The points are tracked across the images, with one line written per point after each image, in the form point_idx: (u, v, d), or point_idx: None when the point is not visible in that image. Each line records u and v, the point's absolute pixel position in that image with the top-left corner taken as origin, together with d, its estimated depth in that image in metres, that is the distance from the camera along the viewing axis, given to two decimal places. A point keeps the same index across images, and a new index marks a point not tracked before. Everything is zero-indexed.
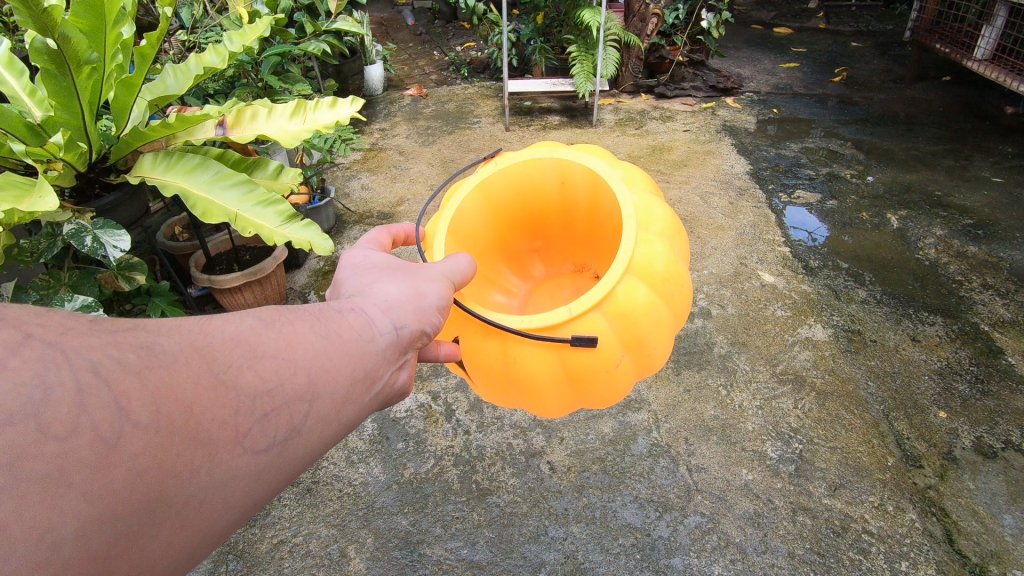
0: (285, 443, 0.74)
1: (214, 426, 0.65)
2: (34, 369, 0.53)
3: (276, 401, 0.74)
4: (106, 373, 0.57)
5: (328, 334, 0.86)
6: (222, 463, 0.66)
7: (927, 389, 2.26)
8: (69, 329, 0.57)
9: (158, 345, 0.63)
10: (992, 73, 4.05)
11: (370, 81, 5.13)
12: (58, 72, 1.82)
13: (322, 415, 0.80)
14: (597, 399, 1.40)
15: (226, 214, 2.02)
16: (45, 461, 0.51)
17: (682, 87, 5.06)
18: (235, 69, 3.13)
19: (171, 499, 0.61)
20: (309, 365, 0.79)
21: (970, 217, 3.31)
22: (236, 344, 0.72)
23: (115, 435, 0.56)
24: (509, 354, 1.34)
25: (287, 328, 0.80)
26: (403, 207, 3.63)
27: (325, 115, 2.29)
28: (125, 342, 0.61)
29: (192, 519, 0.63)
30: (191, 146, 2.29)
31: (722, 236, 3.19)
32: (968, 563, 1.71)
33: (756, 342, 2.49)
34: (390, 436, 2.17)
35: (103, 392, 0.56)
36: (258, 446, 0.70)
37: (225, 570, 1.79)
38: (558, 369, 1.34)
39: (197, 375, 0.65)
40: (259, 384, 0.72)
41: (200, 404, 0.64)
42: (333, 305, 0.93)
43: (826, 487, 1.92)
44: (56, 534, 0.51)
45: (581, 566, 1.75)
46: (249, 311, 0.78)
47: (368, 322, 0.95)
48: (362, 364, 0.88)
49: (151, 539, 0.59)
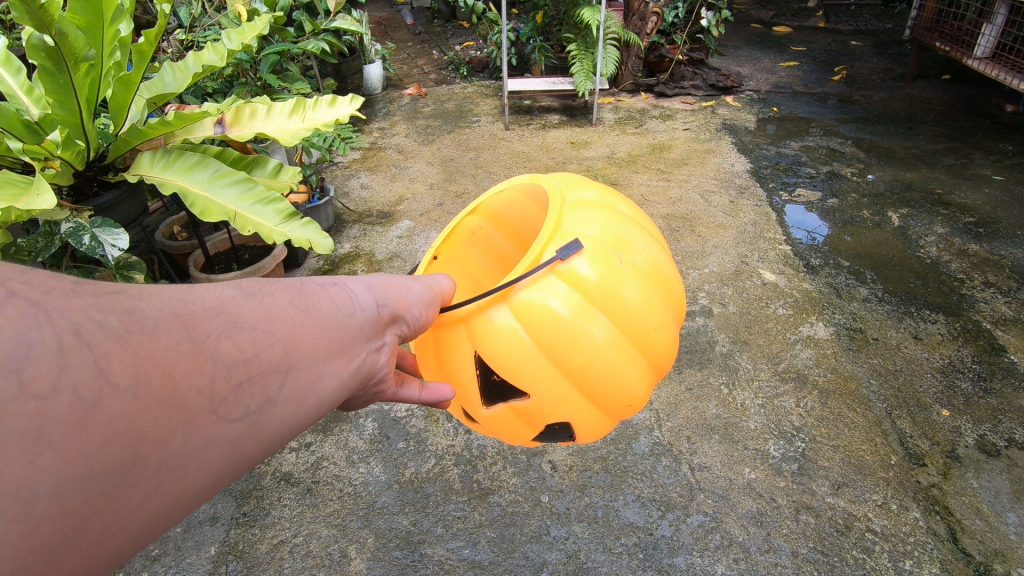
0: (260, 413, 0.73)
1: (191, 391, 0.64)
2: (17, 326, 0.52)
3: (253, 371, 0.72)
4: (87, 336, 0.56)
5: (307, 308, 0.84)
6: (198, 430, 0.65)
7: (929, 387, 2.25)
8: (52, 290, 0.56)
9: (140, 309, 0.62)
10: (992, 71, 4.04)
11: (370, 80, 5.13)
12: (55, 69, 1.81)
13: (300, 388, 0.79)
14: (631, 308, 1.26)
15: (225, 213, 2.00)
16: (23, 418, 0.51)
17: (681, 86, 5.06)
18: (234, 67, 3.13)
19: (146, 463, 0.60)
20: (287, 336, 0.78)
21: (970, 215, 3.30)
22: (218, 313, 0.71)
23: (93, 397, 0.55)
24: (527, 318, 1.22)
25: (268, 300, 0.78)
26: (403, 206, 3.62)
27: (324, 113, 2.28)
28: (107, 305, 0.60)
29: (167, 484, 0.63)
30: (189, 144, 2.29)
31: (723, 235, 3.19)
32: (972, 562, 1.70)
33: (758, 340, 2.49)
34: (390, 436, 2.16)
35: (82, 352, 0.55)
36: (233, 416, 0.69)
37: (224, 570, 1.78)
38: (577, 301, 1.23)
39: (177, 342, 0.64)
40: (237, 353, 0.70)
41: (178, 369, 0.63)
42: (316, 279, 0.91)
43: (829, 486, 1.91)
44: (30, 491, 0.51)
45: (583, 566, 1.74)
46: (230, 281, 0.77)
47: (349, 296, 0.94)
48: (339, 339, 0.87)
49: (125, 501, 0.59)
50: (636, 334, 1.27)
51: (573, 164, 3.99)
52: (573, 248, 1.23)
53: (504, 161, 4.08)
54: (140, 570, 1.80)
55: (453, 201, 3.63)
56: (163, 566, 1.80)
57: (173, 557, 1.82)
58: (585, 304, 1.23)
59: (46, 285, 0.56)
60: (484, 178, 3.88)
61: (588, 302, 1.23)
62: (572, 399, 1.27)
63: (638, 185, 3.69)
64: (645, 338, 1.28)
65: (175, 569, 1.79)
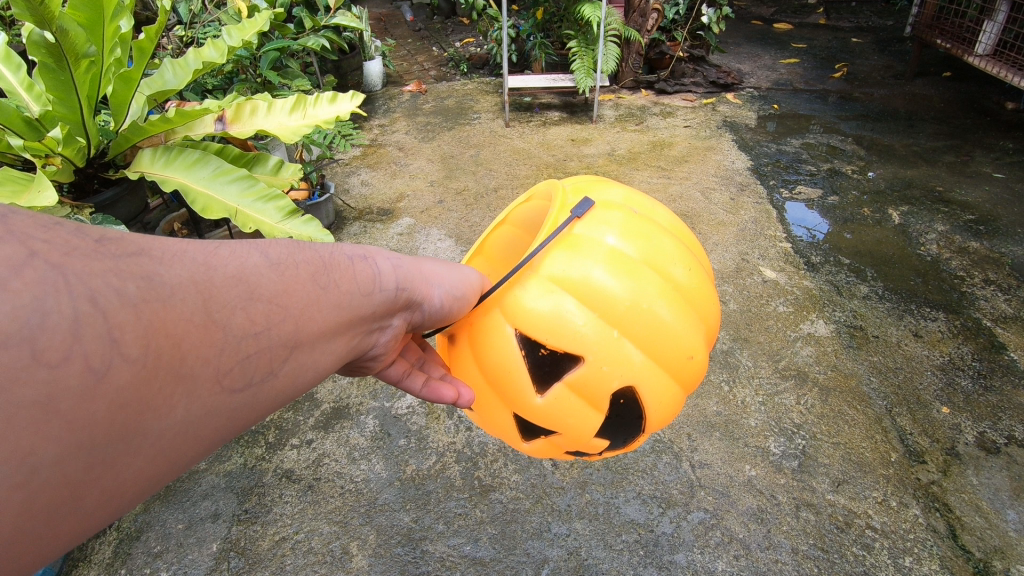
0: (259, 384, 0.76)
1: (197, 362, 0.67)
2: (35, 293, 0.55)
3: (259, 344, 0.75)
4: (103, 305, 0.60)
5: (327, 285, 0.86)
6: (199, 399, 0.68)
7: (930, 385, 2.26)
8: (71, 250, 0.61)
9: (158, 277, 0.66)
10: (993, 68, 4.04)
11: (370, 76, 5.12)
12: (56, 66, 1.81)
13: (302, 364, 0.82)
14: (661, 255, 1.25)
15: (226, 209, 2.00)
16: (36, 386, 0.54)
17: (682, 83, 5.05)
18: (233, 64, 3.12)
19: (147, 430, 0.63)
20: (298, 313, 0.80)
21: (971, 212, 3.30)
22: (235, 283, 0.74)
23: (103, 366, 0.58)
24: (567, 287, 1.18)
25: (288, 273, 0.81)
26: (404, 204, 3.61)
27: (325, 110, 2.28)
28: (125, 273, 0.63)
29: (165, 450, 0.66)
30: (190, 141, 2.29)
31: (724, 232, 3.18)
32: (972, 559, 1.70)
33: (758, 338, 2.49)
34: (391, 433, 2.16)
35: (97, 322, 0.59)
36: (234, 385, 0.72)
37: (226, 567, 1.78)
38: (611, 261, 1.20)
39: (190, 313, 0.67)
40: (247, 326, 0.74)
41: (187, 340, 0.66)
42: (345, 250, 0.93)
43: (829, 483, 1.92)
44: (37, 458, 0.54)
45: (584, 562, 1.74)
46: (257, 247, 0.80)
47: (373, 274, 0.96)
48: (350, 315, 0.90)
49: (126, 464, 0.63)
50: (676, 290, 1.24)
51: (573, 161, 3.99)
52: (589, 203, 1.25)
53: (504, 158, 4.08)
54: (142, 567, 1.80)
55: (453, 199, 3.62)
56: (165, 563, 1.80)
57: (175, 554, 1.82)
58: (621, 264, 1.20)
59: (67, 246, 0.61)
60: (485, 175, 3.88)
61: (623, 262, 1.21)
62: (629, 358, 1.19)
63: (639, 182, 3.69)
64: (684, 285, 1.26)
65: (178, 566, 1.79)
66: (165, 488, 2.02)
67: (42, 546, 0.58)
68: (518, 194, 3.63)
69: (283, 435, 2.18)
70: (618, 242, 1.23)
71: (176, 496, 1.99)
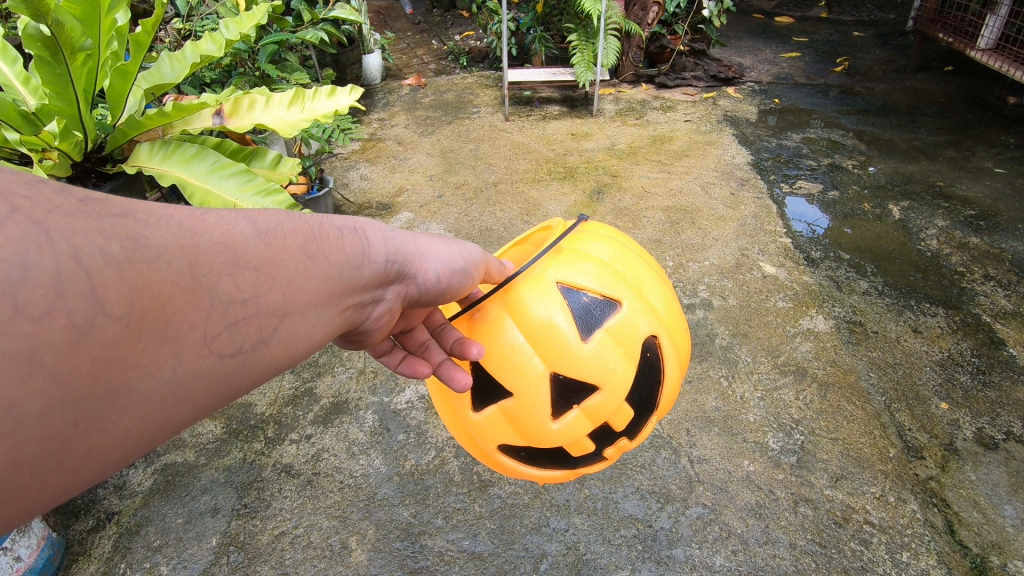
0: (251, 351, 0.74)
1: (184, 325, 0.66)
2: (17, 247, 0.53)
3: (249, 311, 0.74)
4: (86, 262, 0.58)
5: (316, 256, 0.84)
6: (187, 362, 0.66)
7: (928, 381, 2.26)
8: (54, 208, 0.59)
9: (144, 238, 0.64)
10: (995, 63, 4.02)
11: (369, 70, 5.09)
12: (52, 59, 1.80)
13: (293, 333, 0.80)
14: (643, 278, 1.34)
15: (224, 204, 1.99)
16: (19, 339, 0.52)
17: (682, 77, 5.03)
18: (231, 57, 3.11)
19: (134, 389, 0.62)
20: (288, 282, 0.79)
21: (971, 208, 3.30)
22: (223, 250, 0.72)
23: (87, 323, 0.57)
24: (563, 293, 1.25)
25: (278, 241, 0.79)
26: (403, 198, 3.60)
27: (324, 104, 2.27)
28: (110, 231, 0.61)
29: (153, 411, 0.65)
30: (187, 135, 2.27)
31: (724, 227, 3.18)
32: (969, 555, 1.71)
33: (757, 333, 2.49)
34: (390, 428, 2.16)
35: (81, 279, 0.57)
36: (224, 351, 0.71)
37: (226, 561, 1.79)
38: (603, 274, 1.29)
39: (176, 276, 0.65)
40: (236, 292, 0.72)
41: (174, 302, 0.65)
42: (335, 221, 0.90)
43: (827, 478, 1.92)
44: (21, 410, 0.53)
45: (582, 557, 1.75)
46: (245, 214, 0.77)
47: (364, 247, 0.94)
48: (340, 288, 0.88)
49: (111, 423, 0.61)
50: (658, 304, 1.33)
51: (573, 156, 3.97)
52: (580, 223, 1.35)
53: (504, 153, 4.06)
54: (142, 561, 1.80)
55: (452, 193, 3.61)
56: (165, 558, 1.81)
57: (175, 548, 1.83)
58: (611, 275, 1.29)
59: (49, 203, 0.58)
60: (484, 170, 3.86)
61: (612, 274, 1.30)
62: (611, 370, 1.24)
63: (639, 177, 3.68)
64: (664, 308, 1.34)
65: (177, 560, 1.80)
66: (165, 483, 2.02)
67: (27, 499, 0.57)
68: (518, 189, 3.62)
69: (282, 429, 2.19)
70: (608, 258, 1.33)
71: (176, 490, 2.00)
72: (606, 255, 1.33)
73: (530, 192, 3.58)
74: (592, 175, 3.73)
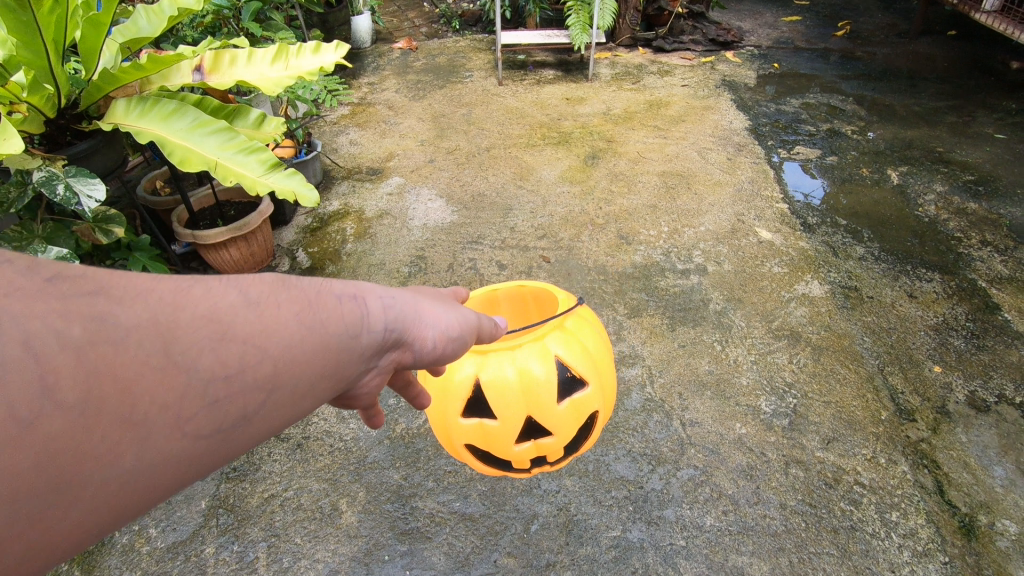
0: (233, 431, 0.61)
1: (147, 406, 0.54)
2: None
3: (235, 388, 0.60)
4: (39, 347, 0.49)
5: (313, 325, 0.69)
6: (155, 447, 0.55)
7: (923, 344, 2.25)
8: (13, 289, 0.50)
9: (110, 316, 0.54)
10: (1000, 25, 3.92)
11: (358, 33, 4.94)
12: (17, 6, 1.71)
13: (287, 410, 0.66)
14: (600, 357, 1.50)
15: (205, 162, 1.92)
16: None
17: (681, 40, 4.90)
18: (213, 14, 2.99)
19: (86, 482, 0.51)
20: (281, 354, 0.65)
21: (970, 173, 3.25)
22: (198, 320, 0.59)
23: (10, 412, 0.46)
24: (540, 348, 1.41)
25: (270, 310, 0.65)
26: (393, 163, 3.53)
27: (308, 61, 2.19)
28: (74, 309, 0.52)
29: (106, 512, 0.53)
30: (166, 91, 2.18)
31: (720, 193, 3.13)
32: (958, 514, 1.72)
33: (752, 298, 2.47)
34: (381, 392, 2.14)
35: (12, 354, 0.47)
36: (201, 431, 0.58)
37: (216, 524, 1.78)
38: (570, 329, 1.46)
39: (142, 354, 0.54)
40: (218, 369, 0.59)
41: (137, 383, 0.54)
42: (335, 287, 0.75)
43: (819, 440, 1.92)
44: None
45: (573, 518, 1.75)
46: (236, 284, 0.65)
47: (364, 308, 0.77)
48: (342, 366, 0.73)
49: (52, 523, 0.50)
50: (606, 368, 1.49)
51: (567, 120, 3.89)
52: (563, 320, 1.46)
53: (497, 117, 3.97)
54: (131, 524, 1.79)
55: (444, 158, 3.54)
56: (154, 521, 1.80)
57: (164, 511, 1.82)
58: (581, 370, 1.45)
59: (7, 282, 0.50)
60: (477, 134, 3.78)
61: (575, 341, 1.46)
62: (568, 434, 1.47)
63: (634, 142, 3.61)
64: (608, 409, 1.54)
65: (166, 523, 1.79)
66: None
67: None
68: (511, 154, 3.55)
69: None
70: (573, 327, 1.48)
71: None
72: (571, 325, 1.48)
73: (523, 157, 3.51)
74: (586, 139, 3.66)
